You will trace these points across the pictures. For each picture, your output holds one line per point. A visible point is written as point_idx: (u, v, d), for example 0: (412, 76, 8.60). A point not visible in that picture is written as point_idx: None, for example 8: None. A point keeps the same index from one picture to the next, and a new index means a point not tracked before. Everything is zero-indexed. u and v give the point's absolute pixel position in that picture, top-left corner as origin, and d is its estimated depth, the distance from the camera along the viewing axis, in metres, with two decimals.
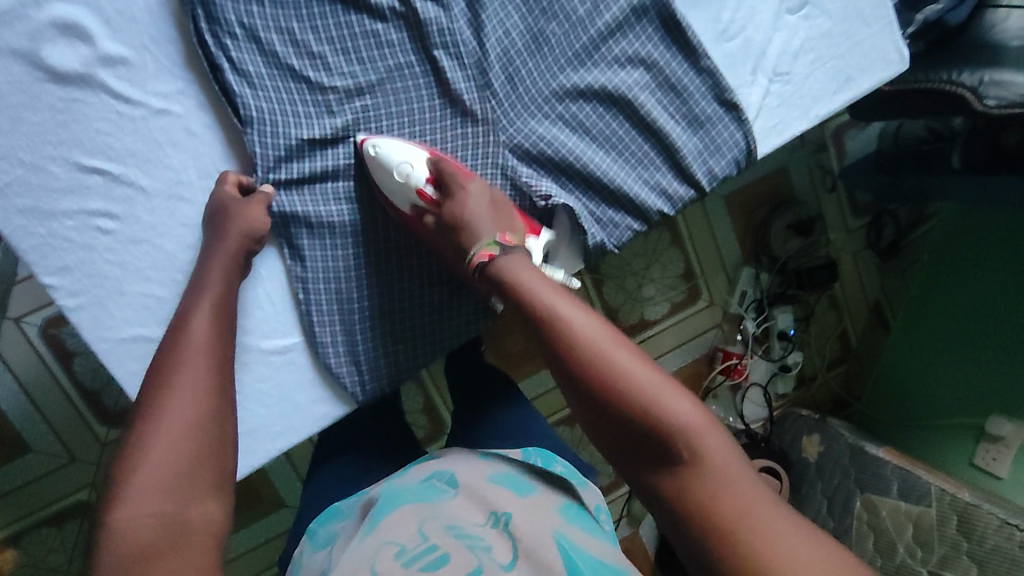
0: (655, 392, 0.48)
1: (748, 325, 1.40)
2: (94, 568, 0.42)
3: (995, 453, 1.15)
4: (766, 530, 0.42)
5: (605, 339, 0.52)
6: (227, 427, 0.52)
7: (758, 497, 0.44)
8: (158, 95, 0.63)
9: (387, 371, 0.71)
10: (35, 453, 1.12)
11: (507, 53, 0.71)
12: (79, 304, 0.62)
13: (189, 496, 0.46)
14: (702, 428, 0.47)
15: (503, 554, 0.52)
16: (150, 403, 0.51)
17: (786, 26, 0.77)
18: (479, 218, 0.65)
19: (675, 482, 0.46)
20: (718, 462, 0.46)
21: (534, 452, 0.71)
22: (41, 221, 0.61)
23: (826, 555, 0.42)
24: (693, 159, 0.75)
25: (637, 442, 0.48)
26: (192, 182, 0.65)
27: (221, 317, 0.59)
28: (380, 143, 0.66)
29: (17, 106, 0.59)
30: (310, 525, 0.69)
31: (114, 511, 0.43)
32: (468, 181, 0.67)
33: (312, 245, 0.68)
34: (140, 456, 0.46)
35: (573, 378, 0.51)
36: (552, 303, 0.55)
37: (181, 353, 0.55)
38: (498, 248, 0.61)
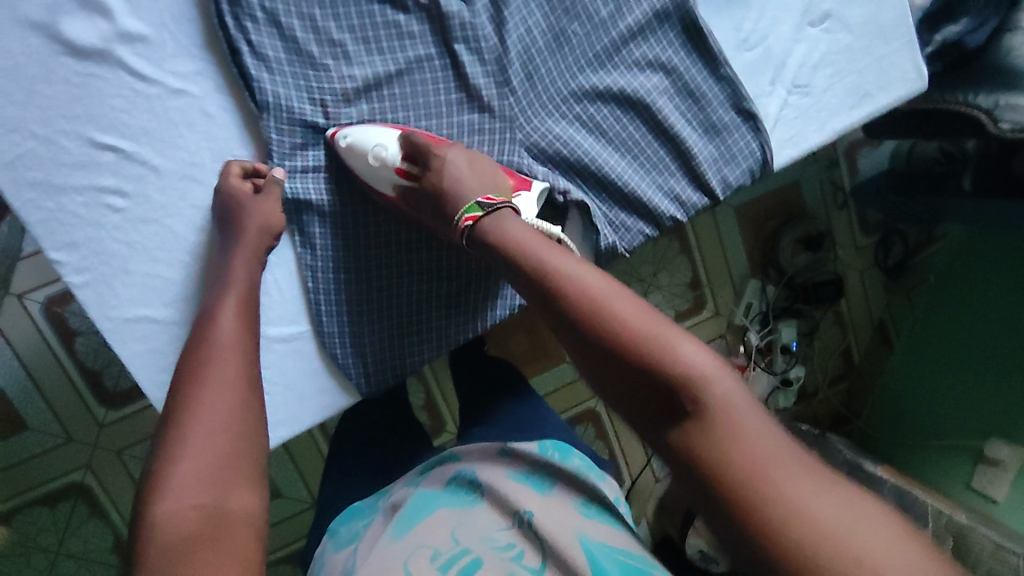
0: (664, 341, 0.48)
1: (752, 337, 1.39)
2: (138, 557, 0.43)
3: (992, 477, 1.16)
4: (787, 481, 0.40)
5: (610, 295, 0.52)
6: (260, 418, 0.53)
7: (773, 440, 0.43)
8: (176, 75, 0.63)
9: (392, 364, 0.72)
10: (32, 430, 1.11)
11: (528, 50, 0.70)
12: (84, 281, 0.61)
13: (227, 485, 0.47)
14: (716, 378, 0.46)
15: (532, 558, 0.56)
16: (183, 396, 0.52)
17: (807, 38, 0.77)
18: (461, 175, 0.65)
19: (683, 430, 0.44)
20: (729, 408, 0.44)
21: (551, 446, 0.73)
22: (51, 195, 0.60)
23: (854, 509, 0.40)
24: (708, 167, 0.75)
25: (646, 393, 0.47)
26: (206, 164, 0.65)
27: (248, 307, 0.60)
28: (348, 132, 0.66)
29: (33, 78, 0.58)
30: (331, 524, 0.72)
31: (157, 503, 0.45)
32: (443, 148, 0.67)
33: (323, 233, 0.68)
34: (179, 449, 0.48)
35: (579, 333, 0.51)
36: (559, 264, 0.55)
37: (211, 347, 0.56)
38: (480, 212, 0.62)
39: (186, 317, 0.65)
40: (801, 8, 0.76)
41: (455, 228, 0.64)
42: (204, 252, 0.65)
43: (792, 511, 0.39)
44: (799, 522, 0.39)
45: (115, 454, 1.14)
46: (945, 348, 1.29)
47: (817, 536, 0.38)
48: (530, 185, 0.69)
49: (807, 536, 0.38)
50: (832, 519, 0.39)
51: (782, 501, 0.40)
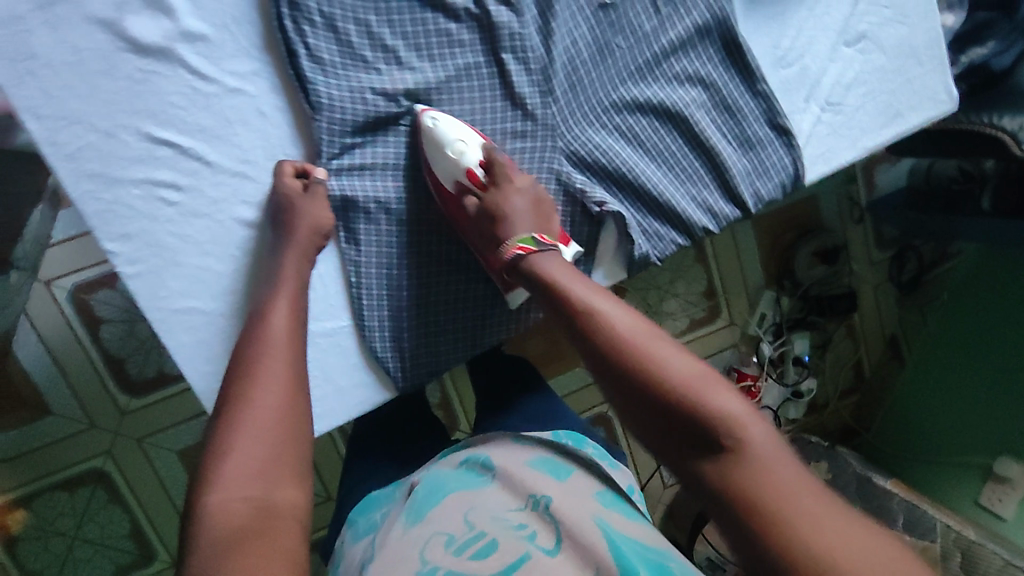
0: (702, 386, 0.50)
1: (765, 348, 1.41)
2: (191, 545, 0.44)
3: (1001, 494, 1.18)
4: (821, 517, 0.41)
5: (645, 335, 0.54)
6: (306, 416, 0.55)
7: (806, 483, 0.44)
8: (234, 74, 0.65)
9: (425, 362, 0.73)
10: (54, 415, 1.12)
11: (573, 61, 0.72)
12: (136, 272, 0.63)
13: (275, 481, 0.48)
14: (749, 420, 0.48)
15: (545, 539, 0.56)
16: (235, 391, 0.54)
17: (842, 58, 0.79)
18: (519, 213, 0.67)
19: (716, 469, 0.46)
20: (763, 447, 0.46)
21: (565, 435, 0.76)
22: (107, 187, 0.61)
23: (886, 551, 0.41)
24: (741, 179, 0.77)
25: (681, 433, 0.49)
26: (259, 162, 0.67)
27: (298, 305, 0.62)
28: (438, 117, 0.68)
29: (96, 73, 0.60)
30: (350, 514, 0.73)
31: (210, 494, 0.46)
32: (514, 174, 0.70)
33: (368, 229, 0.69)
34: (231, 442, 0.49)
35: (615, 371, 0.53)
36: (596, 305, 0.58)
37: (262, 345, 0.57)
38: (534, 245, 0.65)
39: (234, 309, 0.66)
40: (837, 28, 0.78)
41: (501, 253, 0.67)
42: (254, 248, 0.67)
43: (820, 550, 0.40)
44: (828, 561, 0.39)
45: (136, 442, 1.15)
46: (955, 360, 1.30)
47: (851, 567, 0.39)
48: (568, 245, 0.70)
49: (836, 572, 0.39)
50: (864, 555, 0.40)
51: (812, 538, 0.40)
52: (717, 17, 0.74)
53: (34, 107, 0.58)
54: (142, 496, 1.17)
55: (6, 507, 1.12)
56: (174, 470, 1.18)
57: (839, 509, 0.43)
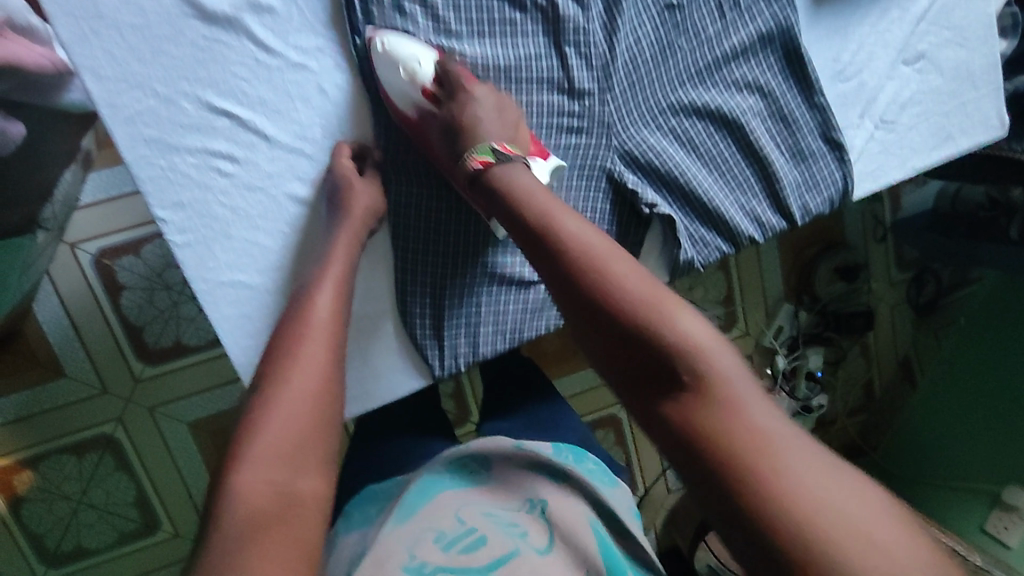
0: (660, 305, 0.45)
1: (779, 361, 1.39)
2: (212, 526, 0.43)
3: (1007, 522, 1.18)
4: (792, 460, 0.39)
5: (606, 254, 0.50)
6: (338, 406, 0.53)
7: (778, 425, 0.41)
8: (298, 49, 0.65)
9: (463, 349, 0.71)
10: (68, 378, 1.11)
11: (635, 60, 0.72)
12: (186, 241, 0.62)
13: (301, 468, 0.47)
14: (713, 349, 0.44)
15: (538, 539, 0.56)
16: (273, 369, 0.52)
17: (900, 76, 0.78)
18: (483, 117, 0.64)
19: (679, 407, 0.43)
20: (726, 382, 0.43)
21: (566, 448, 0.75)
22: (163, 153, 0.61)
23: (856, 489, 0.38)
24: (791, 191, 0.76)
25: (639, 365, 0.45)
26: (315, 140, 0.66)
27: (343, 294, 0.60)
28: (389, 39, 0.64)
29: (160, 38, 0.60)
30: (345, 508, 0.71)
31: (236, 474, 0.45)
32: (470, 83, 0.66)
33: (419, 221, 0.69)
34: (262, 421, 0.48)
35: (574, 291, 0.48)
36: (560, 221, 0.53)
37: (303, 326, 0.56)
38: (492, 157, 0.61)
39: (279, 285, 0.66)
40: (897, 46, 0.78)
41: (463, 165, 0.63)
42: (304, 226, 0.66)
43: (793, 495, 0.37)
44: (801, 509, 0.37)
45: (147, 410, 1.14)
46: (963, 380, 1.31)
47: (825, 515, 0.36)
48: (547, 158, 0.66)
49: (821, 520, 0.36)
50: (838, 496, 0.37)
51: (783, 484, 0.38)
52: (781, 26, 0.74)
53: (95, 67, 0.58)
54: (150, 465, 1.15)
55: (15, 467, 1.11)
56: (184, 441, 1.16)
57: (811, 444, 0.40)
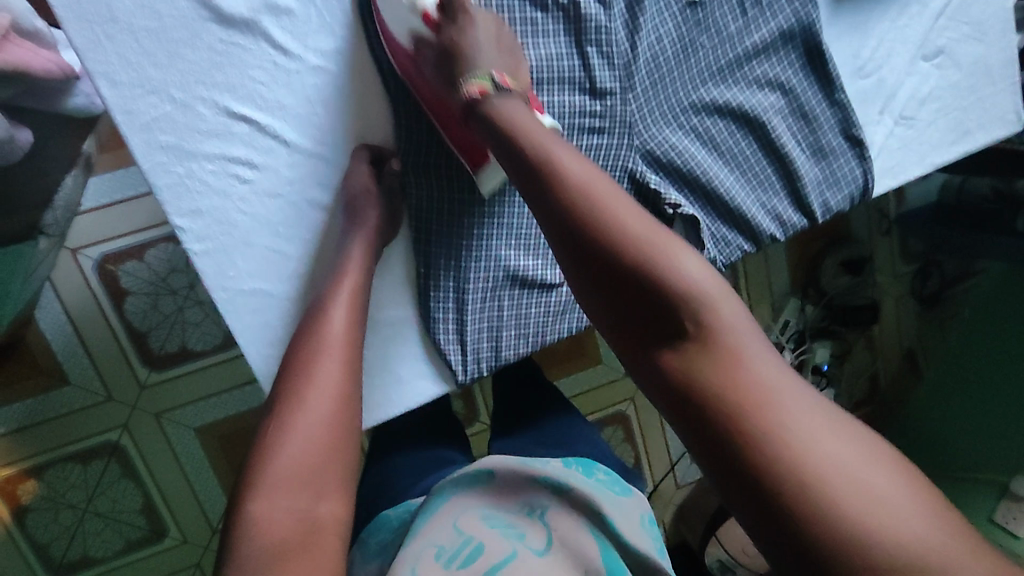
0: (661, 246, 0.42)
1: (787, 355, 1.38)
2: (231, 557, 0.42)
3: (1016, 512, 1.15)
4: (796, 414, 0.36)
5: (602, 187, 0.45)
6: (357, 430, 0.50)
7: (783, 376, 0.38)
8: (317, 51, 0.63)
9: (487, 355, 0.70)
10: (72, 385, 1.10)
11: (657, 58, 0.71)
12: (205, 249, 0.61)
13: (319, 495, 0.45)
14: (718, 296, 0.41)
15: (537, 541, 0.55)
16: (285, 392, 0.50)
17: (920, 71, 0.78)
18: (481, 48, 0.58)
19: (676, 355, 0.40)
20: (729, 333, 0.40)
21: (574, 462, 0.72)
22: (181, 160, 0.60)
23: (863, 442, 0.36)
24: (812, 188, 0.75)
25: (632, 309, 0.42)
26: (335, 144, 0.65)
27: (358, 310, 0.58)
28: None
29: (176, 42, 0.58)
30: (362, 533, 0.68)
31: (251, 504, 0.44)
32: (476, 12, 0.60)
33: (442, 226, 0.68)
34: (279, 445, 0.46)
35: (568, 232, 0.44)
36: (557, 151, 0.47)
37: (319, 340, 0.54)
38: (492, 85, 0.55)
39: (300, 293, 0.64)
40: (917, 41, 0.78)
41: (460, 94, 0.56)
42: (325, 232, 0.65)
43: (798, 453, 0.35)
44: (809, 465, 0.34)
45: (153, 417, 1.12)
46: (982, 367, 1.28)
47: (827, 471, 0.34)
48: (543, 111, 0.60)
49: (824, 479, 0.34)
50: (842, 451, 0.35)
51: (785, 441, 0.35)
52: (803, 22, 0.73)
53: (109, 72, 0.57)
54: (156, 472, 1.13)
55: (19, 476, 1.09)
56: (191, 446, 1.14)
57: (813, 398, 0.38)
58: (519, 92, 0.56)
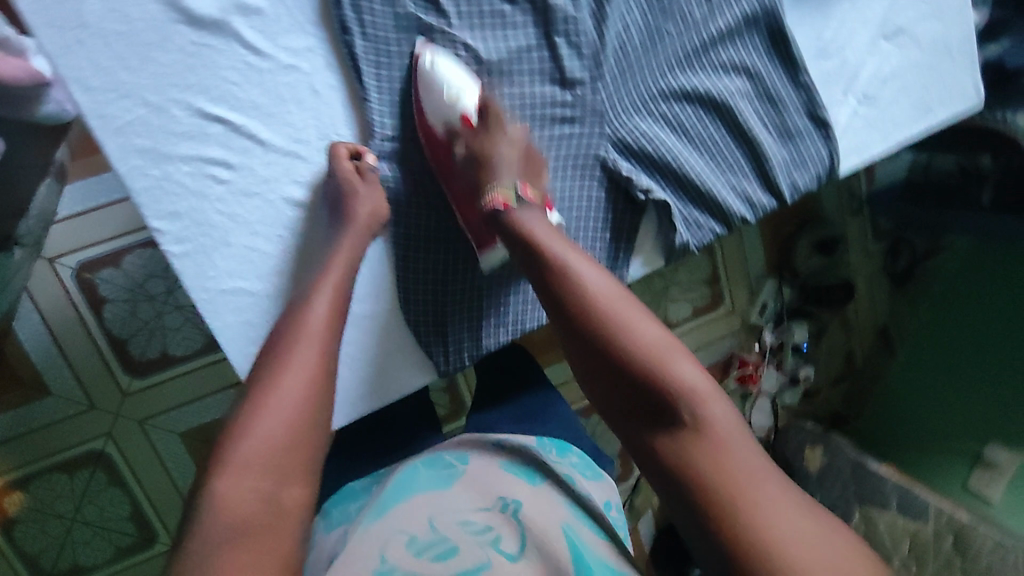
0: (665, 354, 0.52)
1: (767, 336, 1.42)
2: (196, 532, 0.42)
3: (989, 478, 1.19)
4: (765, 496, 0.45)
5: (618, 301, 0.55)
6: (331, 413, 0.50)
7: (755, 464, 0.47)
8: (289, 50, 0.64)
9: (468, 345, 0.72)
10: (54, 395, 1.09)
11: (624, 46, 0.73)
12: (184, 251, 0.61)
13: (287, 477, 0.45)
14: (708, 394, 0.51)
15: (510, 544, 0.55)
16: (262, 377, 0.50)
17: (880, 51, 0.80)
18: (507, 160, 0.65)
19: (672, 440, 0.49)
20: (716, 425, 0.49)
21: (549, 442, 0.73)
22: (156, 163, 0.60)
23: (816, 520, 0.45)
24: (780, 169, 0.77)
25: (640, 405, 0.51)
26: (310, 141, 0.65)
27: (339, 300, 0.57)
28: (433, 57, 0.66)
29: (147, 45, 0.59)
30: (326, 504, 0.69)
31: (217, 482, 0.44)
32: (509, 124, 0.67)
33: (419, 220, 0.69)
34: (249, 427, 0.46)
35: (587, 339, 0.54)
36: (578, 268, 0.57)
37: (297, 331, 0.53)
38: (514, 198, 0.63)
39: (281, 291, 0.65)
40: (877, 22, 0.80)
41: (483, 202, 0.64)
42: (304, 229, 0.65)
43: (761, 526, 0.44)
44: (768, 538, 0.43)
45: (138, 423, 1.12)
46: (952, 344, 1.32)
47: (784, 544, 0.43)
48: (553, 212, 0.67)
49: (780, 551, 0.43)
50: (798, 528, 0.44)
51: (752, 516, 0.44)
52: (765, 7, 0.75)
53: (82, 78, 0.57)
54: (144, 477, 1.13)
55: (4, 488, 1.09)
56: (177, 450, 1.14)
57: (781, 486, 0.46)
58: (539, 203, 0.64)
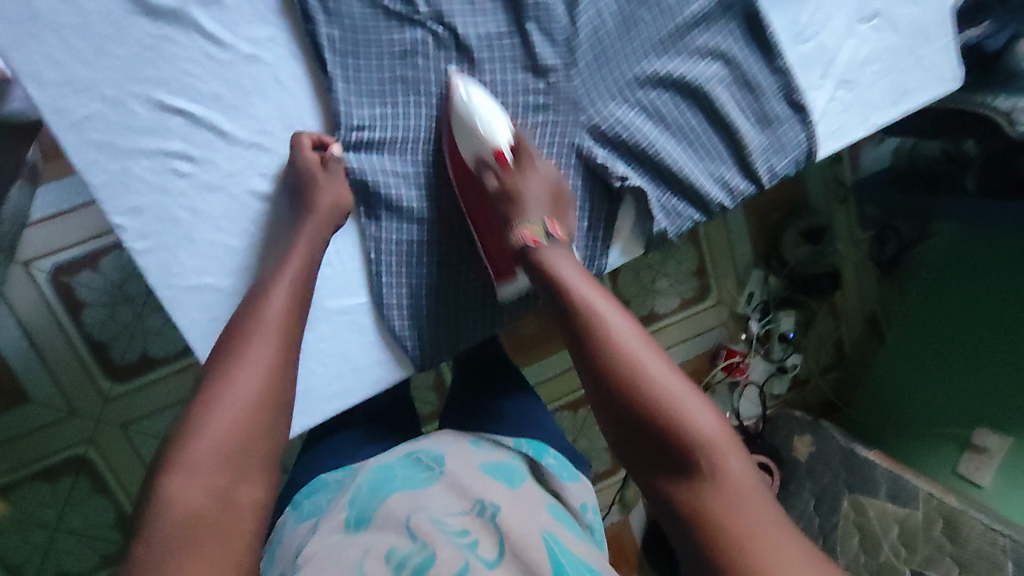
0: (685, 404, 0.51)
1: (753, 326, 1.41)
2: (144, 530, 0.42)
3: (977, 463, 1.19)
4: (786, 557, 0.44)
5: (638, 346, 0.54)
6: (286, 408, 0.50)
7: (777, 524, 0.46)
8: (250, 41, 0.62)
9: (445, 337, 0.71)
10: (33, 402, 1.07)
11: (597, 33, 0.72)
12: (147, 248, 0.60)
13: (240, 474, 0.45)
14: (728, 448, 0.50)
15: (489, 550, 0.54)
16: (215, 375, 0.49)
17: (858, 35, 0.79)
18: (536, 201, 0.65)
19: (692, 493, 0.48)
20: (737, 481, 0.48)
21: (525, 442, 0.72)
22: (116, 159, 0.58)
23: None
24: (758, 155, 0.76)
25: (655, 450, 0.50)
26: (275, 133, 0.64)
27: (297, 296, 0.57)
28: (465, 90, 0.67)
29: (103, 37, 0.57)
30: (295, 496, 0.67)
31: (166, 479, 0.43)
32: (539, 164, 0.68)
33: (391, 212, 0.67)
34: (202, 423, 0.46)
35: (606, 384, 0.53)
36: (599, 309, 0.56)
37: (252, 326, 0.53)
38: (545, 236, 0.63)
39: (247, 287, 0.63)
40: (854, 5, 0.79)
41: (513, 239, 0.64)
42: (269, 223, 0.64)
43: None
44: None
45: (120, 427, 1.10)
46: (944, 331, 1.31)
47: None
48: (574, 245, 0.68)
49: None
50: None
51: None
52: None
53: (36, 72, 0.55)
54: (128, 482, 1.12)
55: None
56: None
57: (796, 540, 0.45)
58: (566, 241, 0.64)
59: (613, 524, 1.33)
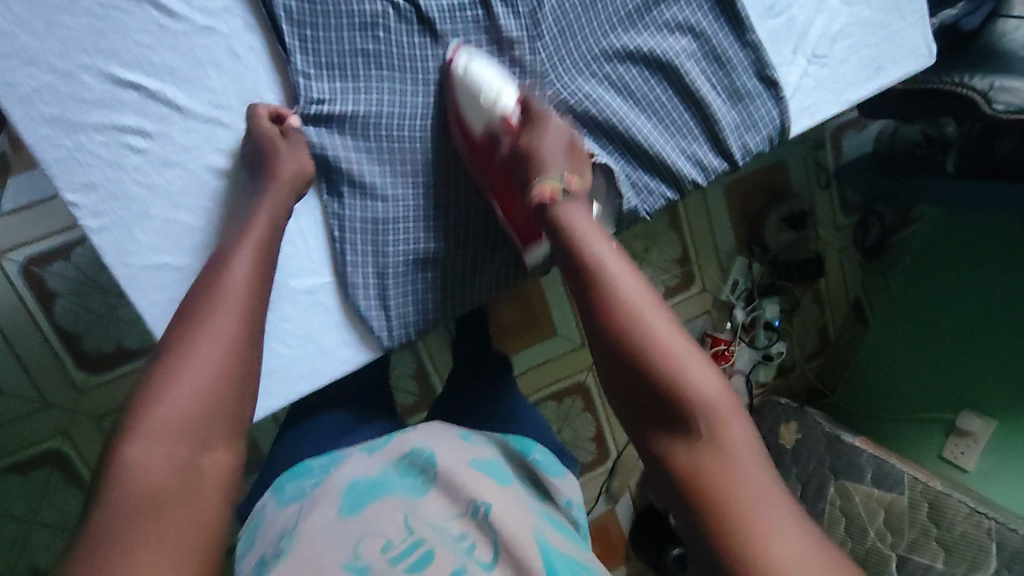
0: (683, 361, 0.49)
1: (738, 314, 1.38)
2: (104, 501, 0.41)
3: (963, 447, 1.18)
4: (770, 515, 0.43)
5: (642, 303, 0.53)
6: (252, 376, 0.50)
7: (766, 486, 0.45)
8: (205, 11, 0.61)
9: (412, 318, 0.69)
10: (3, 394, 1.05)
11: (563, 6, 0.70)
12: (102, 225, 0.59)
13: (204, 443, 0.44)
14: (726, 406, 0.49)
15: (484, 550, 0.52)
16: (177, 342, 0.48)
17: (829, 8, 0.78)
18: (552, 155, 0.63)
19: (685, 447, 0.47)
20: (732, 439, 0.47)
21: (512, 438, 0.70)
22: (67, 133, 0.57)
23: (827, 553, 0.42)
24: (730, 131, 0.75)
25: (660, 413, 0.49)
26: (232, 107, 0.63)
27: (262, 266, 0.56)
28: (468, 60, 0.67)
29: (51, 8, 0.56)
30: (278, 480, 0.65)
31: (128, 447, 0.42)
32: (552, 118, 0.66)
33: (353, 188, 0.66)
34: (164, 391, 0.45)
35: (608, 336, 0.52)
36: (606, 262, 0.55)
37: (215, 293, 0.51)
38: (561, 187, 0.60)
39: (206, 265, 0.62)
40: None
41: (529, 196, 0.62)
42: (227, 200, 0.63)
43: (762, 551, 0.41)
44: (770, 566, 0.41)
45: (93, 420, 1.08)
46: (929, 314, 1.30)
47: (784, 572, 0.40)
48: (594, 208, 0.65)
49: None
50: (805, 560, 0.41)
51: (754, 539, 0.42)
52: None
53: None
54: None
55: None
56: None
57: (787, 504, 0.44)
58: (583, 193, 0.62)
59: (599, 516, 1.30)
